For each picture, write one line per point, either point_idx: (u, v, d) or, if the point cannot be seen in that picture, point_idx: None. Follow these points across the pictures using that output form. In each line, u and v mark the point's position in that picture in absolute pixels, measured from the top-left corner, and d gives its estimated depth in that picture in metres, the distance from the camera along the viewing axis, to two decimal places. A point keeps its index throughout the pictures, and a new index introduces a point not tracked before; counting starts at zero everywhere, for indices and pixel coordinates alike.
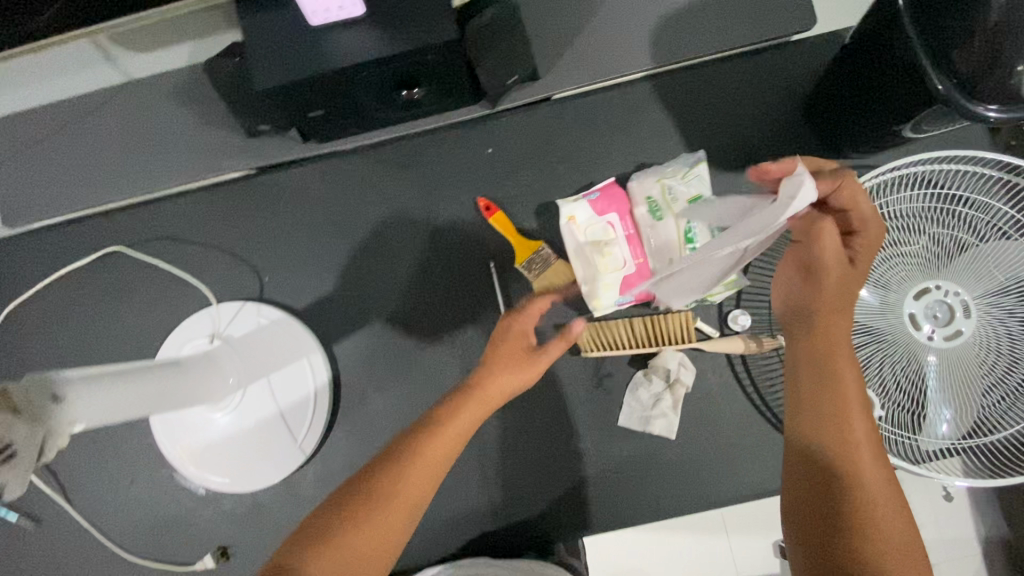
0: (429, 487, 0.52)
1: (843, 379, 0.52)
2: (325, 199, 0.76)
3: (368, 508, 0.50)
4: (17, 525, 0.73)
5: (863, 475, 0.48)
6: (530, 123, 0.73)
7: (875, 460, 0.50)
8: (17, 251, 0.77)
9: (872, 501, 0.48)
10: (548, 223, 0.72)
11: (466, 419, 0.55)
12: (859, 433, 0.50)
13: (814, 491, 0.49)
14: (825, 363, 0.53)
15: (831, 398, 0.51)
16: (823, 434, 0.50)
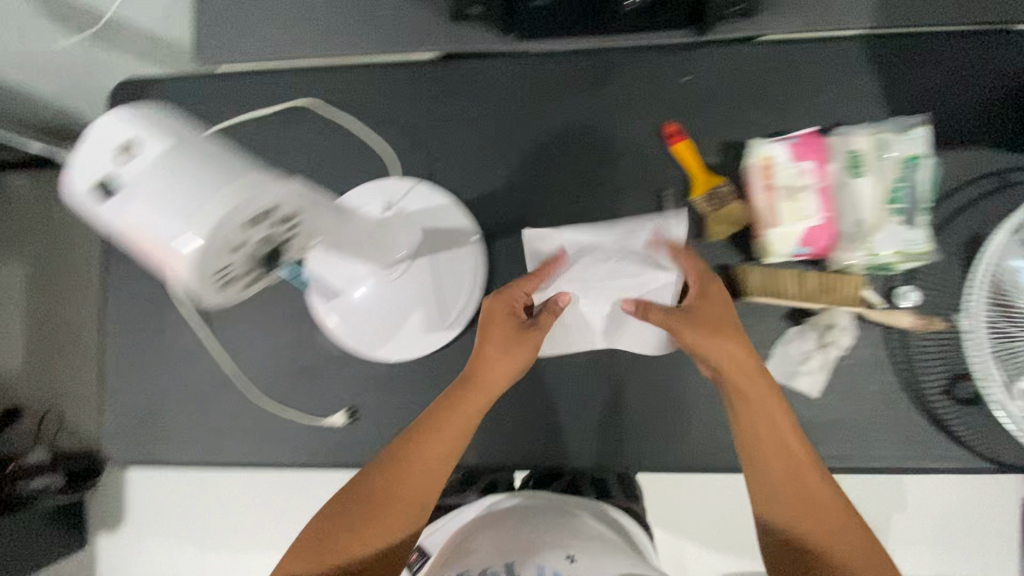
0: (427, 488, 0.64)
1: (773, 442, 0.60)
2: (507, 95, 0.75)
3: (368, 516, 0.62)
4: (160, 348, 0.76)
5: (792, 518, 0.59)
6: (734, 58, 0.72)
7: (819, 496, 0.59)
8: (202, 87, 0.78)
9: (827, 536, 0.58)
10: (731, 162, 0.71)
11: (432, 443, 0.64)
12: (792, 479, 0.59)
13: (785, 549, 0.59)
14: (757, 421, 0.61)
15: (771, 461, 0.60)
16: (774, 495, 0.60)
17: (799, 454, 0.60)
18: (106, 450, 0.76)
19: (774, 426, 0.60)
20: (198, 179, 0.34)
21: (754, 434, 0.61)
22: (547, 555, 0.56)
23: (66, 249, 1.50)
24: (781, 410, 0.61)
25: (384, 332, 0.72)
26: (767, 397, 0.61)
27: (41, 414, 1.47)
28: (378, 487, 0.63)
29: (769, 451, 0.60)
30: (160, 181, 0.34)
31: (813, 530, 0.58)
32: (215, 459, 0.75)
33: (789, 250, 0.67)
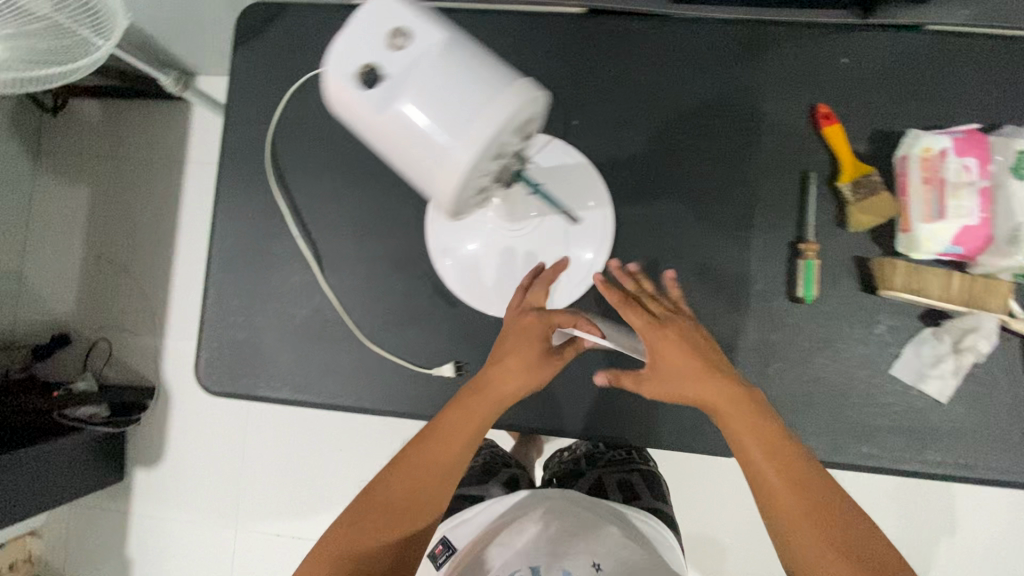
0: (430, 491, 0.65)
1: (755, 460, 0.59)
2: (651, 59, 0.72)
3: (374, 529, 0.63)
4: (266, 280, 0.75)
5: (789, 539, 0.58)
6: (895, 44, 0.69)
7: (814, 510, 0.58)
8: (332, 19, 0.76)
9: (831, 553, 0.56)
10: (882, 151, 0.68)
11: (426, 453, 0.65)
12: (786, 496, 0.58)
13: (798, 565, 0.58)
14: (736, 436, 0.60)
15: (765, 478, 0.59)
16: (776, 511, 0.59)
17: (782, 466, 0.59)
18: (200, 379, 0.75)
19: (754, 441, 0.59)
20: (471, 75, 0.40)
21: (740, 453, 0.60)
22: (573, 561, 0.65)
23: (129, 182, 1.48)
24: (762, 427, 0.60)
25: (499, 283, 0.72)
26: (740, 412, 0.60)
27: (90, 344, 1.46)
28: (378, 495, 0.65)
29: (754, 468, 0.60)
30: (435, 73, 0.40)
31: (810, 549, 0.57)
32: (313, 399, 0.74)
33: (938, 249, 0.65)
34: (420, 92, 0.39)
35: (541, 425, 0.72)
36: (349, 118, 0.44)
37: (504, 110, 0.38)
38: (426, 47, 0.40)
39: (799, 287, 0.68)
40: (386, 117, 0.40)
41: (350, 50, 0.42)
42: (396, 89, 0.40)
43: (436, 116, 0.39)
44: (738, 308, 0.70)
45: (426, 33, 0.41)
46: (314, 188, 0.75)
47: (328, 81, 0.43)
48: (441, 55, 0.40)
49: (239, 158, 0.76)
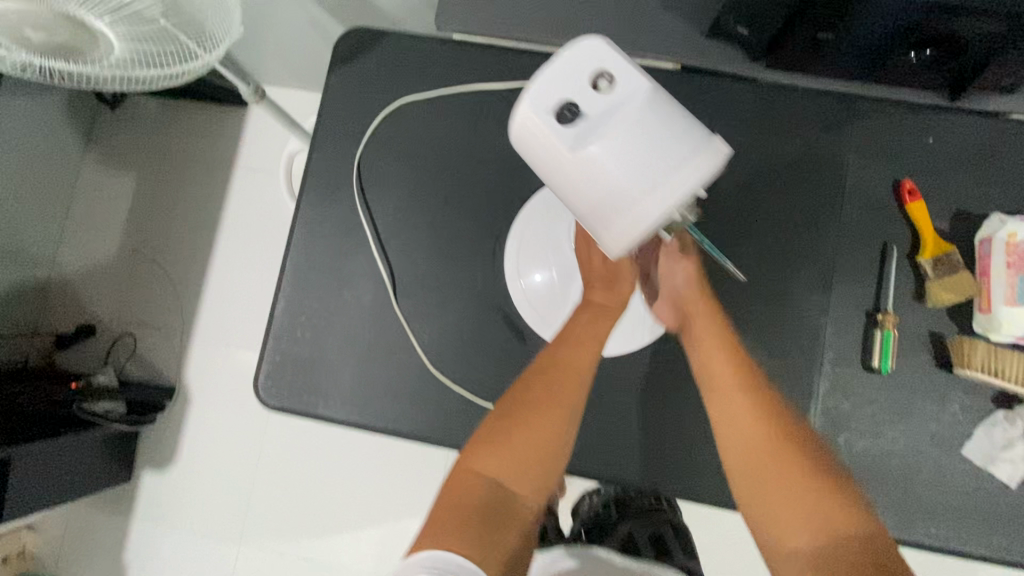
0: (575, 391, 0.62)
1: (733, 401, 0.59)
2: (739, 119, 0.74)
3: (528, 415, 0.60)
4: (338, 296, 0.75)
5: (770, 501, 0.54)
6: (981, 131, 0.71)
7: (776, 448, 0.56)
8: (432, 52, 0.78)
9: (771, 488, 0.55)
10: (961, 232, 0.70)
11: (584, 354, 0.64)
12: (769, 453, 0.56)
13: (748, 481, 0.56)
14: (715, 382, 0.60)
15: (720, 389, 0.60)
16: (726, 424, 0.59)
17: (761, 411, 0.58)
18: (258, 392, 0.73)
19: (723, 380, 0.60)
20: (672, 131, 0.45)
21: (722, 417, 0.59)
22: None
23: (176, 181, 1.49)
24: (723, 353, 0.61)
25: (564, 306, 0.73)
26: (716, 357, 0.61)
27: (115, 337, 1.44)
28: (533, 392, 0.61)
29: (736, 427, 0.58)
30: (637, 126, 0.45)
31: (798, 512, 0.53)
32: (371, 423, 0.72)
33: (1016, 333, 0.65)
34: (622, 142, 0.45)
35: (603, 474, 0.70)
36: (529, 146, 0.48)
37: (698, 174, 0.44)
38: (630, 99, 0.46)
39: (875, 358, 0.68)
40: (583, 155, 0.45)
41: (553, 86, 0.46)
42: (599, 133, 0.45)
43: (633, 167, 0.45)
44: (811, 372, 0.69)
45: (630, 85, 0.46)
46: (397, 213, 0.76)
47: (524, 108, 0.47)
48: (644, 109, 0.45)
49: (325, 175, 0.77)
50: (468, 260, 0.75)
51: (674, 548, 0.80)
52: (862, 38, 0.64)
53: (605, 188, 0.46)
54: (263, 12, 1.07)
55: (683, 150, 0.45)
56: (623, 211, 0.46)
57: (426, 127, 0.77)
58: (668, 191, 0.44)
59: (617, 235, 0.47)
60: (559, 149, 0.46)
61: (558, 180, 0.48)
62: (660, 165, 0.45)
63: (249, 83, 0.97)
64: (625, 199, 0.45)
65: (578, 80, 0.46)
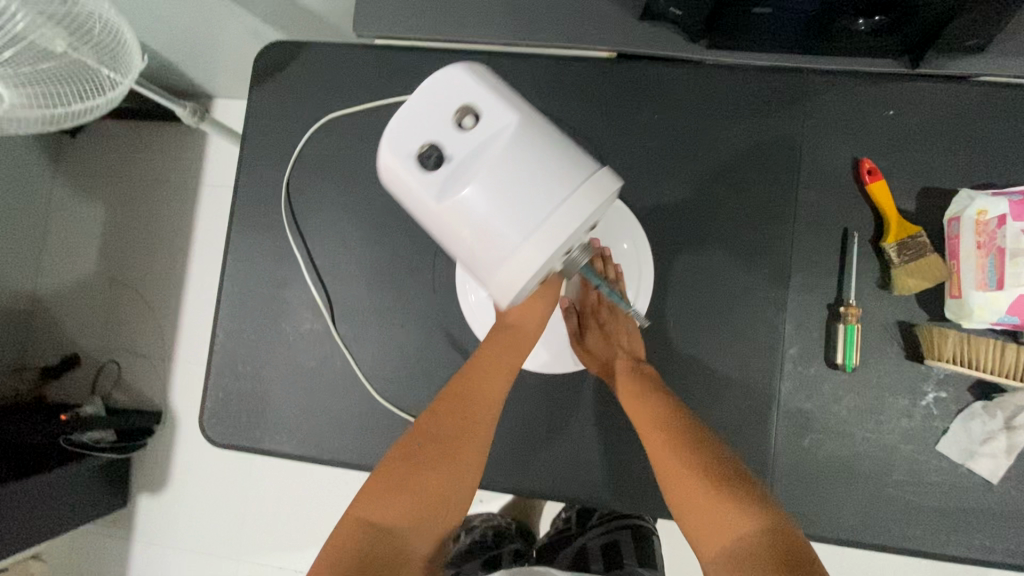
0: (480, 423, 0.56)
1: (642, 416, 0.59)
2: (682, 107, 0.69)
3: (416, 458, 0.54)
4: (277, 326, 0.72)
5: (698, 522, 0.52)
6: (945, 97, 0.65)
7: (694, 465, 0.54)
8: (353, 60, 0.74)
9: (685, 501, 0.53)
10: (928, 211, 0.64)
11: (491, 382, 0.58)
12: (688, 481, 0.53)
13: (678, 499, 0.54)
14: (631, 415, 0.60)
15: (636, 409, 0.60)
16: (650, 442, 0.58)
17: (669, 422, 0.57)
18: (205, 431, 0.72)
19: (635, 411, 0.60)
20: (544, 169, 0.42)
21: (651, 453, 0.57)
22: None
23: (145, 205, 1.47)
24: (635, 383, 0.61)
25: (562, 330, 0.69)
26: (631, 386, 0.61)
27: (99, 366, 1.45)
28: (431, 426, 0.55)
29: (661, 466, 0.56)
30: (506, 163, 0.42)
31: (721, 529, 0.50)
32: (319, 454, 0.70)
33: (992, 319, 0.59)
34: (491, 183, 0.42)
35: (559, 493, 0.67)
36: (402, 193, 0.46)
37: (574, 216, 0.41)
38: (498, 134, 0.43)
39: (839, 354, 0.63)
40: (451, 201, 0.42)
41: (415, 130, 0.44)
42: (466, 175, 0.42)
43: (507, 208, 0.42)
44: (771, 373, 0.65)
45: (498, 119, 0.43)
46: (330, 235, 0.73)
47: (388, 155, 0.44)
48: (512, 146, 0.42)
49: (253, 201, 0.74)
50: (407, 279, 0.71)
51: (628, 560, 0.78)
52: (805, 8, 0.58)
53: (482, 233, 0.43)
54: (195, 26, 1.03)
55: (560, 185, 0.42)
56: (504, 256, 0.43)
57: (353, 141, 0.73)
58: (547, 231, 0.41)
59: (503, 281, 0.43)
60: (428, 194, 0.43)
61: (436, 226, 0.45)
62: (535, 203, 0.42)
63: (183, 105, 0.94)
64: (503, 245, 0.42)
65: (442, 120, 0.43)
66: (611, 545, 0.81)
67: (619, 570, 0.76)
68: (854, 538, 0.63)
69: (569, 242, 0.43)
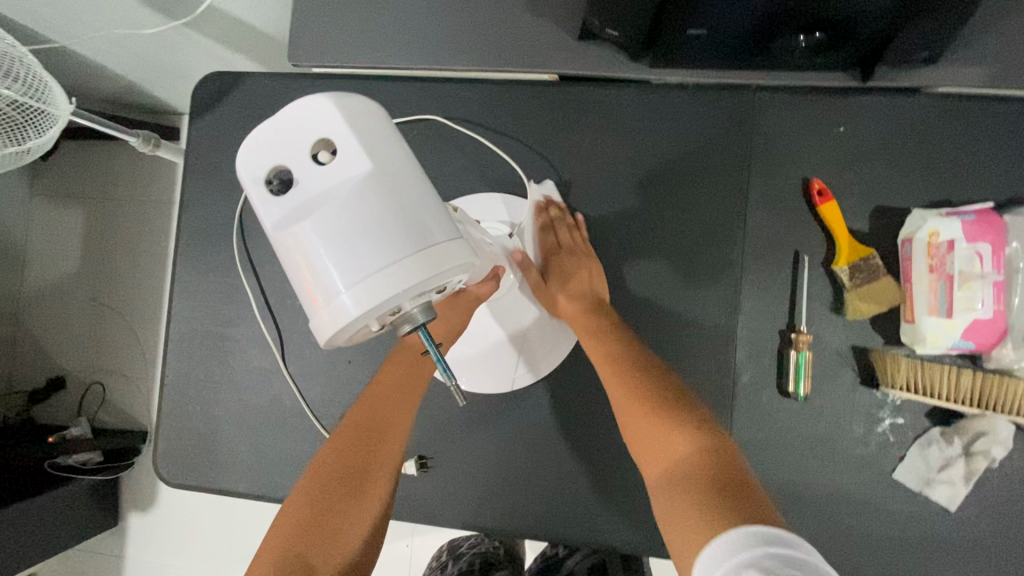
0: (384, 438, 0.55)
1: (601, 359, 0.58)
2: (627, 128, 0.67)
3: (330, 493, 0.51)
4: (225, 364, 0.72)
5: (646, 448, 0.51)
6: (898, 112, 0.62)
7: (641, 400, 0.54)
8: (291, 90, 0.72)
9: (640, 433, 0.52)
10: (880, 231, 0.62)
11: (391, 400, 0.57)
12: (629, 408, 0.54)
13: (639, 428, 0.52)
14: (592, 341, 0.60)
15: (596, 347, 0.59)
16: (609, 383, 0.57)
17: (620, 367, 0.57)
18: (159, 472, 0.71)
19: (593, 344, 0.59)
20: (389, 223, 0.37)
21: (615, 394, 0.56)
22: None
23: (122, 225, 1.47)
24: (592, 324, 0.61)
25: (523, 352, 0.67)
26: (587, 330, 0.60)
27: (84, 387, 1.46)
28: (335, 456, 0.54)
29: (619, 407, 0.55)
30: (347, 210, 0.36)
31: (666, 456, 0.49)
32: (271, 493, 0.70)
33: (947, 344, 0.57)
34: (327, 227, 0.36)
35: (511, 528, 0.66)
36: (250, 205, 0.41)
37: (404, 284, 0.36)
38: (350, 171, 0.37)
39: (790, 382, 0.62)
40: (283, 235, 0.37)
41: (266, 147, 0.38)
42: (303, 210, 0.37)
43: (336, 254, 0.36)
44: (723, 401, 0.64)
45: (354, 156, 0.37)
46: (274, 270, 0.71)
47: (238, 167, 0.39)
48: (360, 194, 0.37)
49: (197, 238, 0.73)
50: None
51: None
52: (742, 25, 0.55)
53: (308, 273, 0.37)
54: (147, 51, 1.01)
55: (401, 244, 0.37)
56: (326, 304, 0.37)
57: None
58: (371, 291, 0.36)
59: (321, 330, 0.38)
60: (265, 219, 0.38)
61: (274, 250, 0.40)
62: (368, 257, 0.36)
63: (136, 134, 0.92)
64: (325, 292, 0.37)
65: (299, 143, 0.38)
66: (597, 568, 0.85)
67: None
68: None
69: (399, 303, 0.37)
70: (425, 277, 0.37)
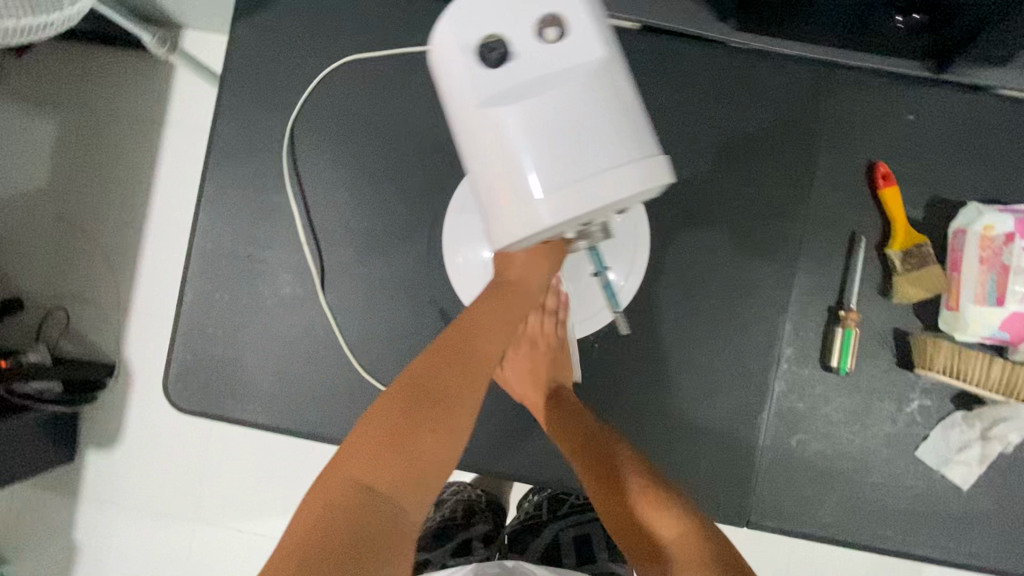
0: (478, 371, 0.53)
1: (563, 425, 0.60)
2: (705, 89, 0.66)
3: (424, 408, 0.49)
4: (253, 288, 0.67)
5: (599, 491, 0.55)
6: (965, 107, 0.64)
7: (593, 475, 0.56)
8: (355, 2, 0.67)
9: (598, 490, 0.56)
10: (934, 220, 0.64)
11: (493, 318, 0.55)
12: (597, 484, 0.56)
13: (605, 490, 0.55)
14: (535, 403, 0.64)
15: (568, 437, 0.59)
16: (568, 439, 0.59)
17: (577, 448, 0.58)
18: (168, 395, 0.67)
19: (554, 424, 0.61)
20: (602, 130, 0.38)
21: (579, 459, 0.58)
22: None
23: (101, 139, 1.33)
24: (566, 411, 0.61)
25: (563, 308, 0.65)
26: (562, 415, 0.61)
27: (45, 312, 1.33)
28: (434, 369, 0.52)
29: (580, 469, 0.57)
30: (566, 106, 0.37)
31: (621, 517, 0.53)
32: (293, 427, 0.66)
33: (983, 333, 0.60)
34: (540, 118, 0.37)
35: (545, 478, 0.65)
36: (443, 78, 0.41)
37: (607, 193, 0.38)
38: (575, 62, 0.38)
39: (834, 358, 0.63)
40: (490, 115, 0.38)
41: (488, 18, 0.38)
42: (518, 95, 0.38)
43: (540, 146, 0.38)
44: (767, 370, 0.65)
45: (580, 47, 0.38)
46: (317, 194, 0.67)
47: (448, 30, 0.39)
48: (580, 88, 0.37)
49: (233, 148, 0.67)
50: (399, 248, 0.67)
51: (599, 556, 0.73)
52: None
53: (508, 160, 0.39)
54: None
55: (607, 151, 0.38)
56: (517, 200, 0.39)
57: (349, 93, 0.67)
58: (567, 196, 0.38)
59: (502, 223, 0.41)
60: (472, 94, 0.39)
61: (465, 129, 0.41)
62: (575, 157, 0.38)
63: (151, 32, 0.84)
64: (521, 187, 0.39)
65: (521, 18, 0.38)
66: (581, 540, 0.75)
67: (593, 566, 0.71)
68: (829, 535, 0.64)
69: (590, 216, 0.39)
70: (626, 193, 0.38)
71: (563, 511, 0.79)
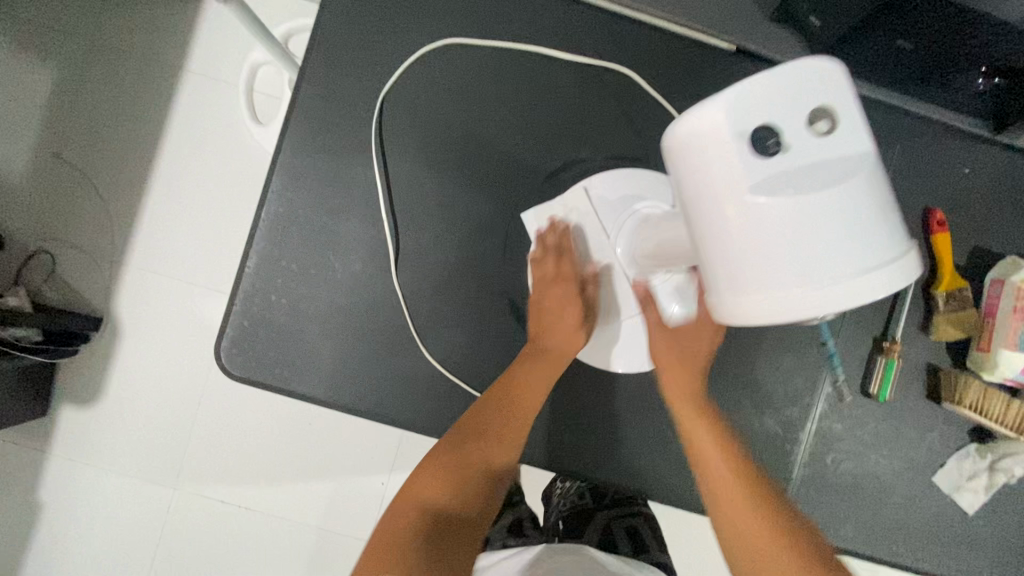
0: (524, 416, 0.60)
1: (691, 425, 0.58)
2: None
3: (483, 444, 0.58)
4: (322, 258, 0.65)
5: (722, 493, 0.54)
6: (1010, 168, 0.70)
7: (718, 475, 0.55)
8: None
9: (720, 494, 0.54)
10: (973, 268, 0.70)
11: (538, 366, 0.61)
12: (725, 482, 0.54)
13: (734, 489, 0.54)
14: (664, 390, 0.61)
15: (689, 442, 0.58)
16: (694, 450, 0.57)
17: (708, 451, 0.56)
18: (220, 359, 0.64)
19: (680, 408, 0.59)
20: (869, 228, 0.35)
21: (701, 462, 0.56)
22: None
23: None
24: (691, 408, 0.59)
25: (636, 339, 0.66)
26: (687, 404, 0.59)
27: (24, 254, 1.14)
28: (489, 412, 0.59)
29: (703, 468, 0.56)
30: (841, 202, 0.35)
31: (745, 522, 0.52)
32: (349, 404, 0.65)
33: (1007, 375, 0.66)
34: (812, 212, 0.35)
35: (595, 477, 0.67)
36: (688, 157, 0.38)
37: (870, 291, 0.35)
38: (848, 158, 0.35)
39: (874, 386, 0.68)
40: (755, 204, 0.35)
41: (760, 104, 0.35)
42: (787, 187, 0.35)
43: (805, 241, 0.35)
44: (809, 389, 0.69)
45: (852, 142, 0.35)
46: (397, 170, 0.65)
47: (718, 107, 0.36)
48: (855, 187, 0.35)
49: (316, 112, 0.65)
50: (477, 236, 0.66)
51: (652, 546, 0.76)
52: (936, 47, 0.58)
53: (768, 253, 0.36)
54: None
55: (873, 249, 0.35)
56: (769, 288, 0.36)
57: (442, 71, 0.66)
58: (830, 292, 0.35)
59: (742, 306, 0.38)
60: (735, 175, 0.35)
61: (708, 213, 0.38)
62: (843, 253, 0.35)
63: None
64: (775, 279, 0.36)
65: (794, 107, 0.35)
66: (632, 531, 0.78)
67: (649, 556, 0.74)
68: (848, 547, 0.69)
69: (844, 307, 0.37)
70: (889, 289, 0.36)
71: (608, 501, 0.83)
